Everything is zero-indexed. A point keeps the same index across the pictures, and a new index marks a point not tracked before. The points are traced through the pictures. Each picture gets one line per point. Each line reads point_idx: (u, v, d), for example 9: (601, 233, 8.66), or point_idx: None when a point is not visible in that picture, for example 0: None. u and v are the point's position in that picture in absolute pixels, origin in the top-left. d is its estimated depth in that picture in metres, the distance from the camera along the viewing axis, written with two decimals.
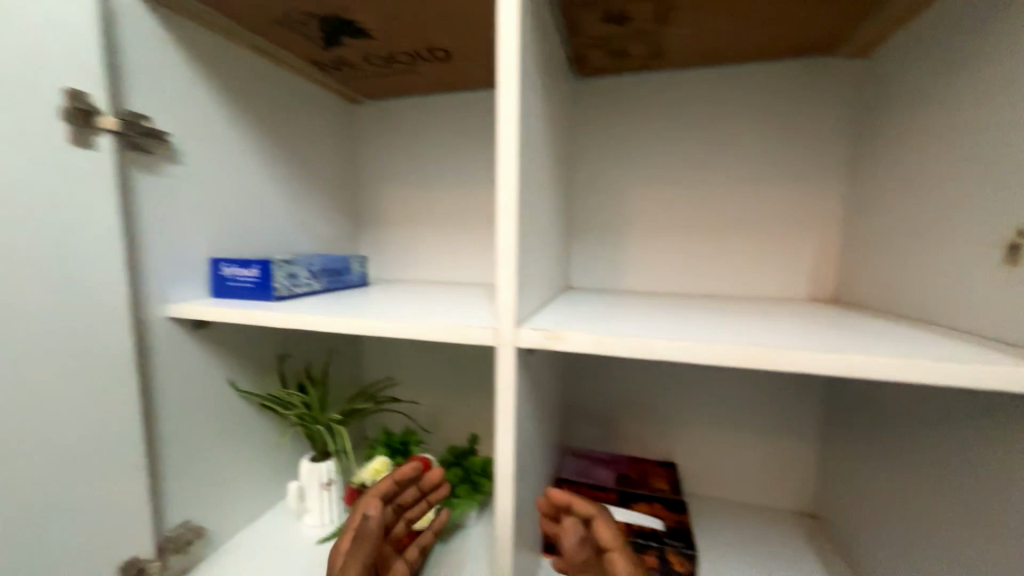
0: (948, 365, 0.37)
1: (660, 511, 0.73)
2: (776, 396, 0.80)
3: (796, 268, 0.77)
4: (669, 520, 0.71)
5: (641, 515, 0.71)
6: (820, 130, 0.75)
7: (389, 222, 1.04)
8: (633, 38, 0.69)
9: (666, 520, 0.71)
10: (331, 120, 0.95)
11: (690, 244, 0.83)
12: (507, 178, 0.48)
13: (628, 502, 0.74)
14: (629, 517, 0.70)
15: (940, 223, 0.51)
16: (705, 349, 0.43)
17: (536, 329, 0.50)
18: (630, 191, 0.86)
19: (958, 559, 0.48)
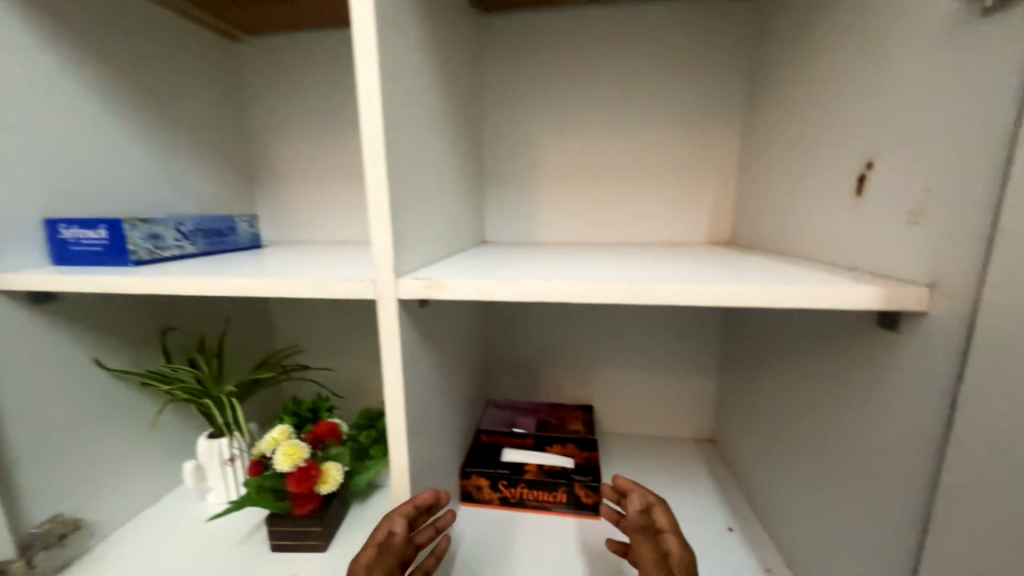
0: (803, 288, 0.42)
1: (572, 451, 0.81)
2: (682, 335, 0.89)
3: (695, 216, 0.86)
4: (578, 457, 0.80)
5: (554, 456, 0.79)
6: (716, 86, 0.81)
7: (287, 176, 0.94)
8: None
9: (576, 457, 0.80)
10: (200, 57, 0.82)
11: (601, 195, 0.89)
12: (371, 114, 0.44)
13: (544, 446, 0.83)
14: (542, 459, 0.78)
15: (805, 170, 0.61)
16: (593, 288, 0.45)
17: (415, 278, 0.48)
18: (542, 143, 0.88)
19: (790, 446, 0.60)
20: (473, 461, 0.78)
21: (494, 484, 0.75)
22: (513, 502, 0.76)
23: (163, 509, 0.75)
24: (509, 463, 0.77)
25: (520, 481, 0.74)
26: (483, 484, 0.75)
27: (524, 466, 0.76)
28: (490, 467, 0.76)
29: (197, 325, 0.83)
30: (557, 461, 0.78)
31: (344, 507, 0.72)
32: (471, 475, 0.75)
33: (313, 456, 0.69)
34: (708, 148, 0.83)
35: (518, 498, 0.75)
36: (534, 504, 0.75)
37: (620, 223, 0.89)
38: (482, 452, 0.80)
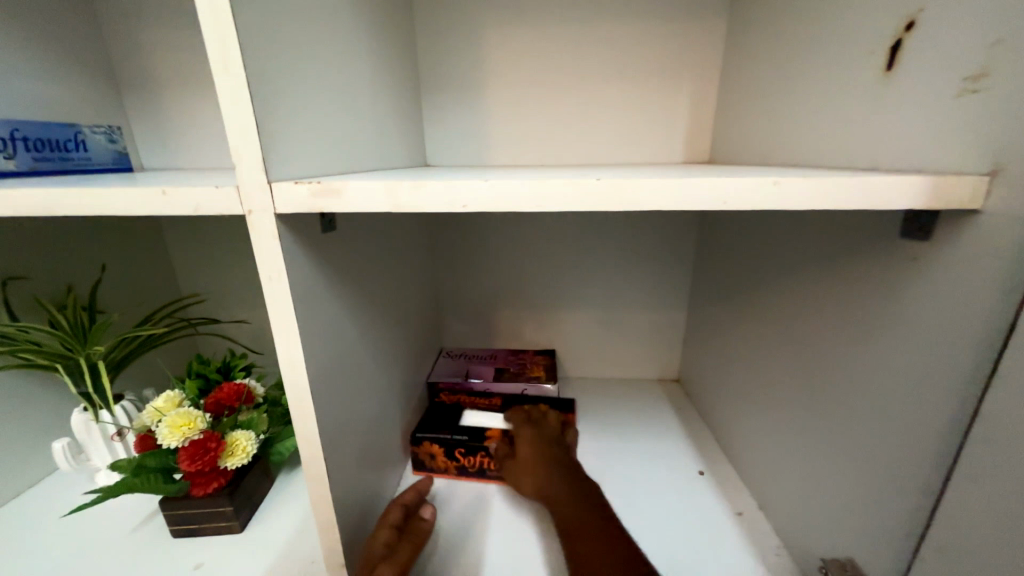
0: (819, 186, 0.32)
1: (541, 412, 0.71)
2: (652, 270, 0.80)
3: (669, 132, 0.74)
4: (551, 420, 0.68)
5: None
6: None
7: (163, 80, 0.73)
8: None
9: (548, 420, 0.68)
10: None
11: (562, 107, 0.75)
12: None
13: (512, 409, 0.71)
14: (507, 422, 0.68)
15: (809, 56, 0.49)
16: (548, 194, 0.34)
17: (298, 183, 0.34)
18: (490, 38, 0.72)
19: (771, 385, 0.54)
20: (426, 425, 0.67)
21: (449, 452, 0.64)
22: (473, 472, 0.65)
23: (36, 496, 0.61)
24: (469, 427, 0.67)
25: (478, 448, 0.63)
26: (437, 452, 0.65)
27: (486, 432, 0.65)
28: (445, 433, 0.65)
29: (57, 273, 0.65)
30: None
31: (266, 478, 0.61)
32: (422, 443, 0.64)
33: (217, 425, 0.56)
34: (688, 45, 0.70)
35: (477, 468, 0.65)
36: (497, 474, 0.65)
37: (584, 140, 0.76)
38: (439, 416, 0.69)
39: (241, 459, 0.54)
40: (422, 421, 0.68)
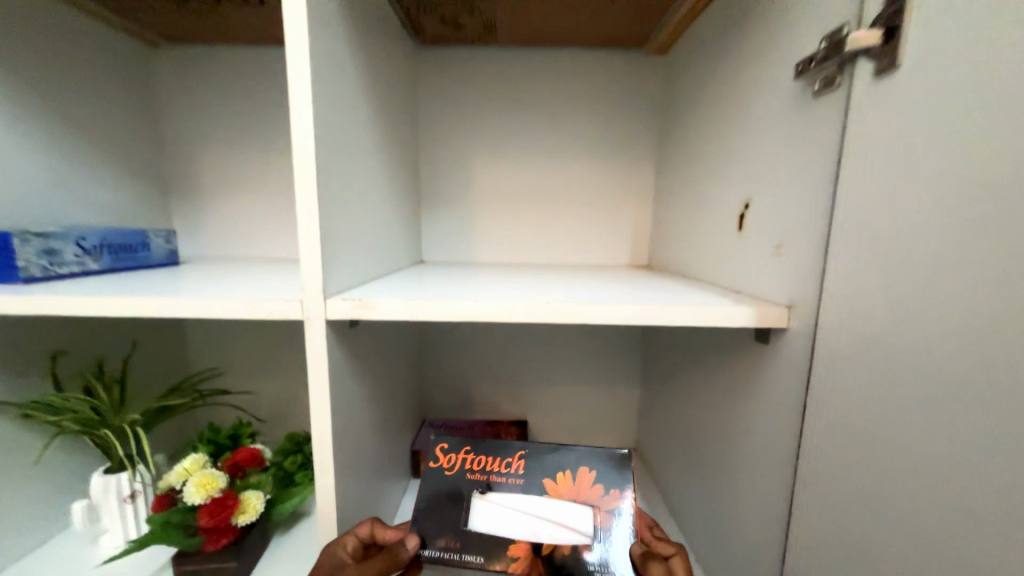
0: (690, 310, 0.49)
1: (580, 499, 0.54)
2: (607, 350, 0.96)
3: (617, 242, 0.95)
4: (600, 517, 0.54)
5: (558, 522, 0.53)
6: (632, 123, 0.90)
7: (211, 191, 0.91)
8: (467, 11, 0.72)
9: (596, 517, 0.53)
10: (112, 63, 0.78)
11: (533, 220, 0.95)
12: (302, 142, 0.45)
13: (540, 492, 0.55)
14: (538, 531, 0.53)
15: (701, 205, 0.70)
16: (518, 309, 0.49)
17: (344, 299, 0.49)
18: (477, 167, 0.93)
19: (696, 449, 0.67)
20: (430, 531, 0.54)
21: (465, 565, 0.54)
22: None
23: (40, 559, 0.66)
24: (487, 537, 0.54)
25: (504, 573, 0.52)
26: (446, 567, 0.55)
27: (508, 550, 0.52)
28: (454, 549, 0.53)
29: (95, 349, 0.76)
30: (567, 538, 0.52)
31: (266, 538, 0.68)
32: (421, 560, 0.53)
33: (231, 485, 0.65)
34: (626, 179, 0.92)
35: None
36: None
37: (549, 245, 0.95)
38: (444, 514, 0.55)
39: (252, 516, 0.61)
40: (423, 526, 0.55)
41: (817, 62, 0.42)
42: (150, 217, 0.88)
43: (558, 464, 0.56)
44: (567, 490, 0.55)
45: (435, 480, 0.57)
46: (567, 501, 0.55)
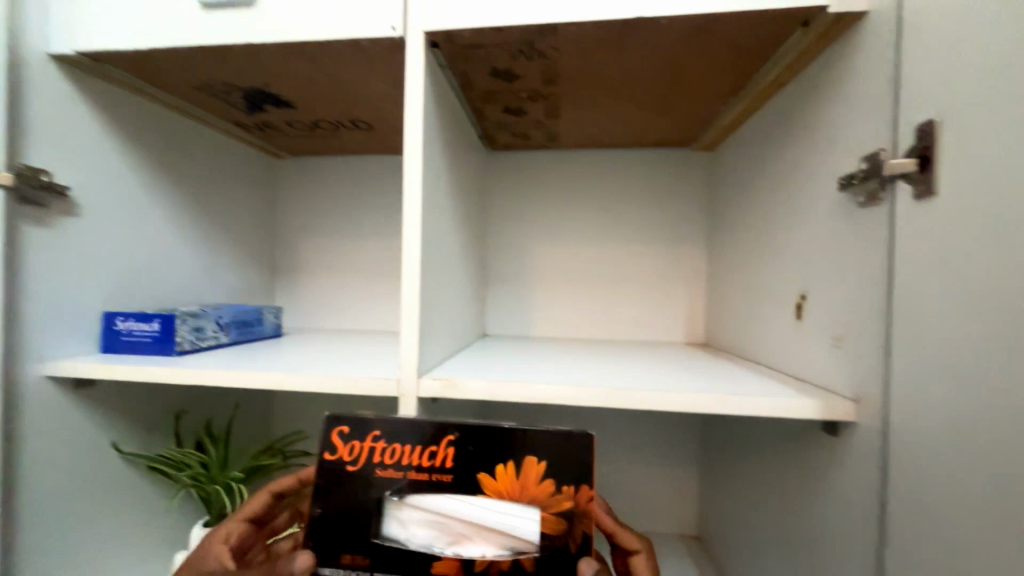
0: (754, 400, 0.51)
1: (520, 495, 0.44)
2: (665, 428, 0.95)
3: (671, 319, 0.98)
4: (551, 521, 0.43)
5: (493, 530, 0.43)
6: (682, 211, 0.98)
7: (308, 272, 1.07)
8: (535, 127, 0.85)
9: (549, 520, 0.43)
10: (247, 173, 0.98)
11: (588, 297, 1.01)
12: (411, 247, 0.55)
13: (470, 488, 0.45)
14: (469, 539, 0.43)
15: (756, 290, 0.73)
16: (587, 395, 0.54)
17: (434, 379, 0.56)
18: (537, 250, 1.02)
19: (770, 544, 0.64)
20: (331, 542, 0.45)
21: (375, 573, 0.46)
22: None
23: None
24: (401, 552, 0.44)
25: None
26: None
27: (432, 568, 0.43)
28: (361, 565, 0.45)
29: (206, 409, 0.88)
30: (503, 550, 0.43)
31: None
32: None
33: None
34: (678, 261, 0.98)
35: None
36: None
37: (604, 321, 1.00)
38: (346, 523, 0.46)
39: None
40: (317, 545, 0.46)
41: (860, 178, 0.47)
42: (260, 294, 1.03)
43: (498, 454, 0.45)
44: (511, 489, 0.44)
45: (333, 478, 0.47)
46: (508, 501, 0.44)
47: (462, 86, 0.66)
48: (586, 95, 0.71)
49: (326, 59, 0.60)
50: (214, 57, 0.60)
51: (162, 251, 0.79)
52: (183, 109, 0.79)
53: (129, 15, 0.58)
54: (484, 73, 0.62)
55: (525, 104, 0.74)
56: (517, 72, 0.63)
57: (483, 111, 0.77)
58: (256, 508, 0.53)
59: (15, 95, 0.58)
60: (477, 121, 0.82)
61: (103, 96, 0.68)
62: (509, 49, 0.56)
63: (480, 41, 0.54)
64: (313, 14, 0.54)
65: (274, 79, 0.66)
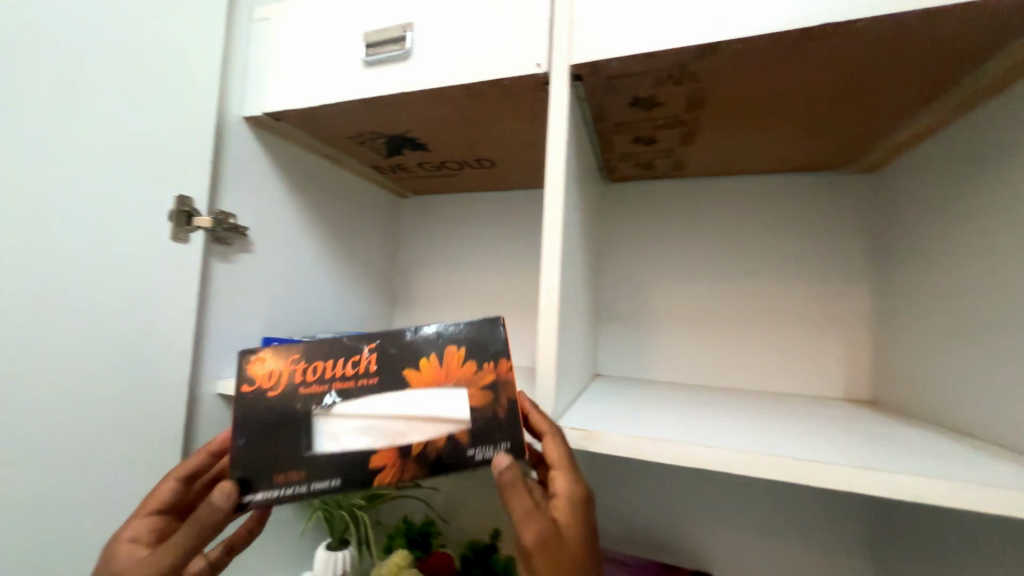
0: (1001, 493, 0.40)
1: (453, 380, 0.44)
2: (824, 503, 0.78)
3: (826, 369, 0.82)
4: (476, 396, 0.44)
5: (425, 415, 0.43)
6: (837, 241, 0.83)
7: (423, 303, 1.11)
8: (661, 156, 0.80)
9: (472, 396, 0.44)
10: (376, 211, 1.06)
11: (717, 339, 0.90)
12: (549, 282, 0.51)
13: (399, 382, 0.44)
14: (403, 426, 0.43)
15: (967, 340, 0.58)
16: (761, 464, 0.46)
17: (572, 428, 0.51)
18: (657, 286, 0.94)
19: None
20: (256, 468, 0.42)
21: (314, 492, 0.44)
22: None
23: None
24: (332, 459, 0.42)
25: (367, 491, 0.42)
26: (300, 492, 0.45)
27: (368, 463, 0.42)
28: (296, 480, 0.42)
29: None
30: (440, 428, 0.43)
31: None
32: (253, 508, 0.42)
33: None
34: (833, 302, 0.83)
35: None
36: None
37: (738, 368, 0.88)
38: (274, 445, 0.42)
39: None
40: (245, 475, 0.42)
41: None
42: (380, 323, 1.10)
43: (419, 348, 0.45)
44: (434, 378, 0.44)
45: (254, 410, 0.43)
46: (436, 388, 0.44)
47: (595, 118, 0.65)
48: (730, 119, 0.65)
49: (467, 102, 0.62)
50: (370, 108, 0.66)
51: (308, 283, 0.87)
52: (334, 157, 0.89)
53: (306, 78, 0.67)
54: (622, 103, 0.60)
55: (657, 132, 0.70)
56: (659, 99, 0.59)
57: (610, 142, 0.74)
58: (166, 497, 0.48)
59: (217, 151, 0.69)
60: (600, 153, 0.80)
61: (277, 148, 0.79)
62: (656, 75, 0.54)
63: (627, 69, 0.52)
64: (461, 61, 0.57)
65: (416, 125, 0.71)
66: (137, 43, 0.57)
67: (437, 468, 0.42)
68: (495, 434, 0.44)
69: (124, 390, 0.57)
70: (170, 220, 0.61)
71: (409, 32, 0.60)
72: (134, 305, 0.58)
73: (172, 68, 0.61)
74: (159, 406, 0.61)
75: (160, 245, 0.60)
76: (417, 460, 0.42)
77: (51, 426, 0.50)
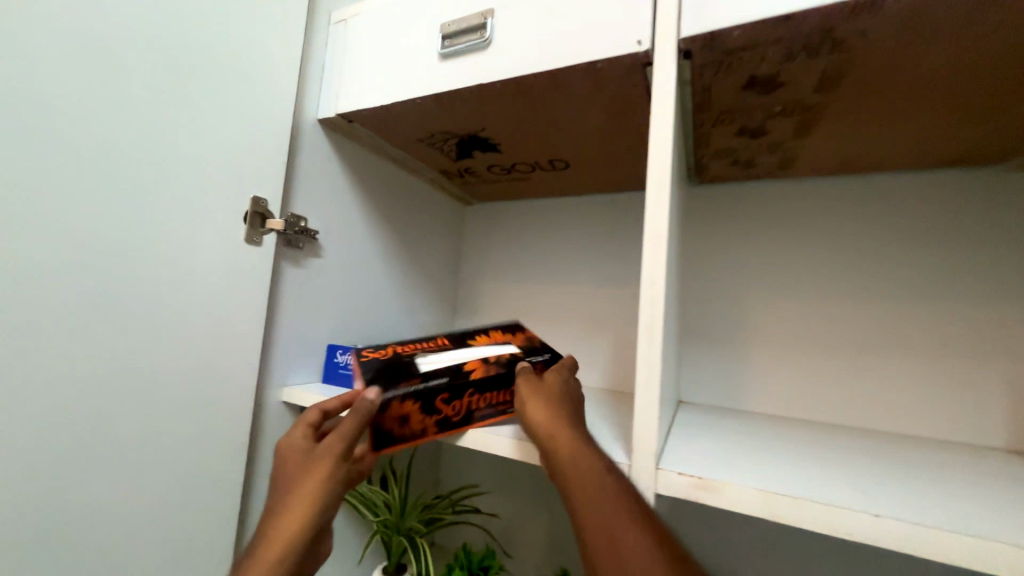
0: None
1: (501, 339, 0.62)
2: None
3: (985, 412, 0.66)
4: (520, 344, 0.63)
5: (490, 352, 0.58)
6: (998, 252, 0.67)
7: (486, 314, 1.06)
8: (766, 152, 0.69)
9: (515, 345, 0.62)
10: (442, 218, 1.03)
11: (831, 366, 0.75)
12: (653, 294, 0.43)
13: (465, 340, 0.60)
14: (477, 354, 0.57)
15: None
16: (962, 550, 0.33)
17: (680, 473, 0.41)
18: (754, 302, 0.82)
19: None
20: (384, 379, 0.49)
21: (428, 405, 0.50)
22: (460, 424, 0.52)
23: None
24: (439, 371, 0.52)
25: (467, 385, 0.51)
26: (412, 412, 0.49)
27: (462, 370, 0.53)
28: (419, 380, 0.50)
29: None
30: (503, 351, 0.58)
31: None
32: (390, 405, 0.48)
33: None
34: (990, 328, 0.67)
35: (466, 413, 0.52)
36: (486, 415, 0.54)
37: (860, 404, 0.72)
38: (395, 365, 0.52)
39: None
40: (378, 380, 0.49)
41: None
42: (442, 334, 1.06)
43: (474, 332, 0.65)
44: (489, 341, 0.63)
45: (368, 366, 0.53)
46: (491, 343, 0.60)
47: (697, 106, 0.57)
48: (866, 104, 0.54)
49: (550, 93, 0.57)
50: (444, 104, 0.62)
51: (373, 290, 0.84)
52: (403, 162, 0.87)
53: (381, 77, 0.65)
54: (735, 85, 0.52)
55: (770, 122, 0.60)
56: (783, 77, 0.50)
57: (709, 135, 0.65)
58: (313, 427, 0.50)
59: (293, 153, 0.68)
60: (694, 150, 0.70)
61: (349, 152, 0.78)
62: (789, 45, 0.45)
63: (751, 40, 0.44)
64: (547, 46, 0.52)
65: (490, 121, 0.66)
66: (226, 46, 0.58)
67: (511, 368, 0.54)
68: (539, 353, 0.61)
69: (195, 392, 0.56)
70: (246, 222, 0.60)
71: (491, 19, 0.56)
72: (207, 306, 0.57)
73: (256, 70, 0.61)
74: (229, 410, 0.60)
75: (234, 245, 0.59)
76: (495, 364, 0.55)
77: (129, 425, 0.50)
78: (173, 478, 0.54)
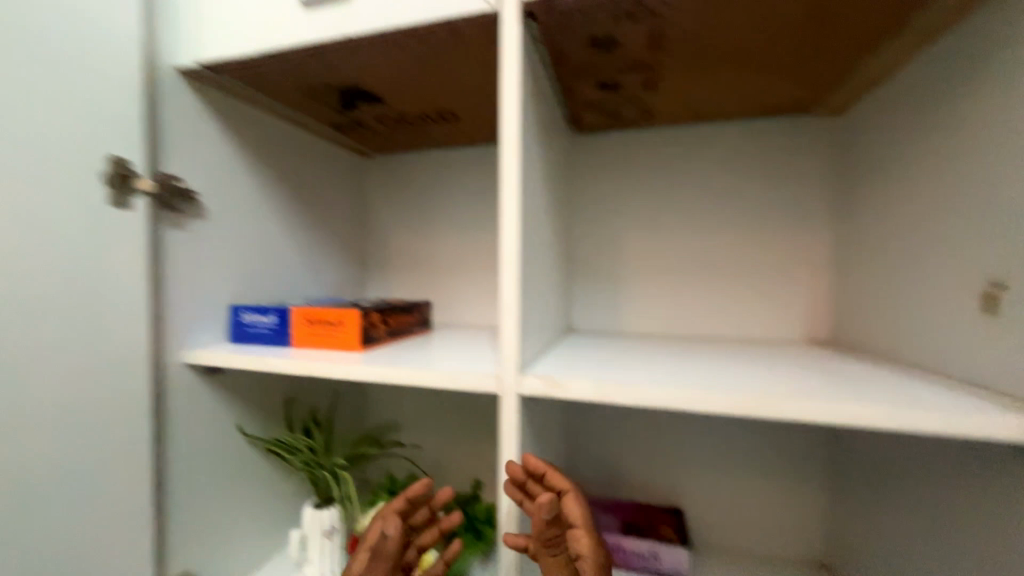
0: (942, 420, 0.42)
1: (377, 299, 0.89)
2: (773, 437, 0.85)
3: (791, 313, 0.85)
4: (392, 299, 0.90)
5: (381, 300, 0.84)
6: (802, 185, 0.83)
7: (396, 267, 1.10)
8: (626, 102, 0.77)
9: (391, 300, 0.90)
10: (339, 173, 1.03)
11: (686, 288, 0.91)
12: (507, 235, 0.50)
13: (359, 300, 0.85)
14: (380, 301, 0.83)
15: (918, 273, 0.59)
16: (712, 398, 0.47)
17: (537, 377, 0.51)
18: (630, 239, 0.94)
19: None
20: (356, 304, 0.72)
21: (380, 315, 0.75)
22: (391, 335, 0.77)
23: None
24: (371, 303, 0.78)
25: (392, 308, 0.78)
26: (374, 319, 0.72)
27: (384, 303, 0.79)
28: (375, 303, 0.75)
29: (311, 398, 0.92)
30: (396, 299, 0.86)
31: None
32: (368, 312, 0.71)
33: None
34: (796, 245, 0.84)
35: (394, 327, 0.78)
36: (400, 332, 0.80)
37: (708, 316, 0.89)
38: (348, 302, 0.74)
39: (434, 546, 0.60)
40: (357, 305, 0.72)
41: None
42: (353, 289, 1.09)
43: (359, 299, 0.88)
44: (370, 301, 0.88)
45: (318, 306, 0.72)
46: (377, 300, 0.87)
47: (554, 61, 0.63)
48: (695, 61, 0.63)
49: (419, 46, 0.59)
50: (316, 56, 0.62)
51: (272, 251, 0.85)
52: (286, 115, 0.84)
53: (243, 24, 0.62)
54: (579, 43, 0.58)
55: (620, 75, 0.68)
56: (617, 37, 0.57)
57: (573, 88, 0.72)
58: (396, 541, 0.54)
59: (155, 107, 0.64)
60: (565, 101, 0.77)
61: (222, 105, 0.74)
62: (613, 10, 0.51)
63: (580, 5, 0.50)
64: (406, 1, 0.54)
65: (368, 73, 0.67)
66: None
67: (405, 305, 0.83)
68: None
69: (78, 360, 0.55)
70: (106, 184, 0.57)
71: None
72: (79, 272, 0.55)
73: (91, 14, 0.56)
74: (123, 376, 0.60)
75: (99, 208, 0.57)
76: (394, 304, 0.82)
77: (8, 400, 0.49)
78: (71, 445, 0.54)
